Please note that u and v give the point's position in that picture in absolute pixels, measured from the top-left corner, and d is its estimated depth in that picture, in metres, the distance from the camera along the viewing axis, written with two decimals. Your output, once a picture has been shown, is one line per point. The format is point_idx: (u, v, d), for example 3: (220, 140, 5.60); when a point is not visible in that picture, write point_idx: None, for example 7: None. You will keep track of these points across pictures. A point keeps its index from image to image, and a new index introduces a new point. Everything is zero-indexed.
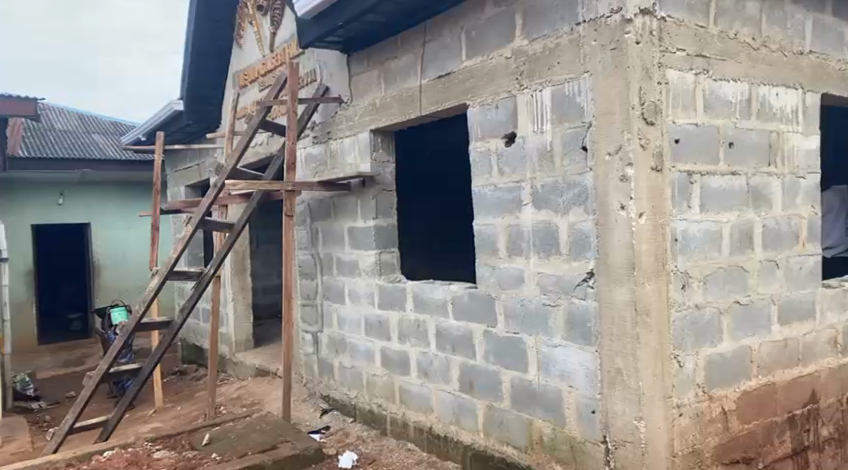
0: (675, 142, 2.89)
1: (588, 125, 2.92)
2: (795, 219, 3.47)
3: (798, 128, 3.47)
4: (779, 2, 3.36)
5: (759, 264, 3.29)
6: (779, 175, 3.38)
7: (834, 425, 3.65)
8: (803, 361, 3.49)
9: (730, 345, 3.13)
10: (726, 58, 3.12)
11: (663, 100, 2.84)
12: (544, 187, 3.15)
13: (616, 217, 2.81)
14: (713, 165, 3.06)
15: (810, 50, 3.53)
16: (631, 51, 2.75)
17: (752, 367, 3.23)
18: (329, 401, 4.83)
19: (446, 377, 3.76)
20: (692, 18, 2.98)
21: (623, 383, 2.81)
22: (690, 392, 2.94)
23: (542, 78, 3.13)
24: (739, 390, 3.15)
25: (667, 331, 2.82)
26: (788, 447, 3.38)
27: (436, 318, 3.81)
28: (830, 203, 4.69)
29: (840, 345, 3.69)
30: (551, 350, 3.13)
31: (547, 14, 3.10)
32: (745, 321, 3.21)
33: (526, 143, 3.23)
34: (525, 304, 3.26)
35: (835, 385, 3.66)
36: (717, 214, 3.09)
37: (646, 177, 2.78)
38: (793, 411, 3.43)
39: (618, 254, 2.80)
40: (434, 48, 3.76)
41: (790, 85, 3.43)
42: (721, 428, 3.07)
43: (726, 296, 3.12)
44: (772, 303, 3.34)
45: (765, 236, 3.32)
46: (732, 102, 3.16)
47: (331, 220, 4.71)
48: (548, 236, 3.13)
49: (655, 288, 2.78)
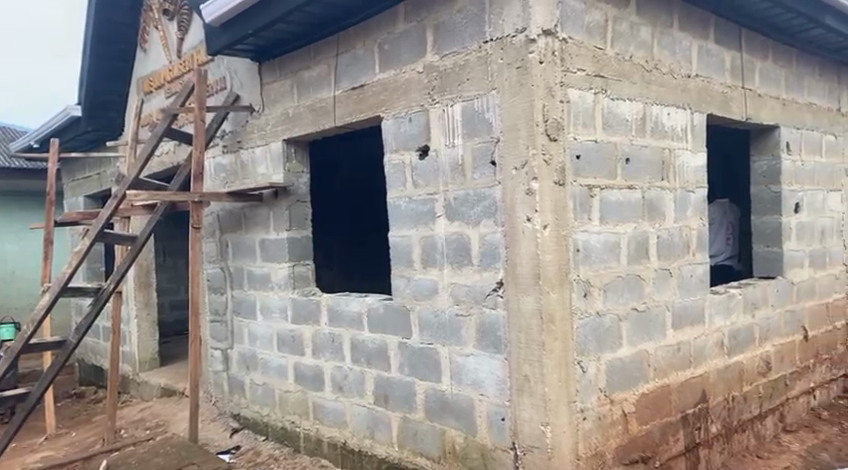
0: (575, 158, 3.04)
1: (496, 140, 3.02)
2: (686, 229, 3.72)
3: (687, 145, 3.74)
4: (669, 29, 3.62)
5: (655, 272, 3.50)
6: (671, 189, 3.63)
7: (721, 422, 3.93)
8: (694, 362, 3.74)
9: (629, 350, 3.30)
10: (622, 79, 3.33)
11: (565, 118, 2.97)
12: (456, 199, 3.21)
13: (523, 228, 2.90)
14: (611, 179, 3.24)
15: (696, 74, 3.82)
16: (535, 70, 2.87)
17: (649, 370, 3.43)
18: (239, 420, 4.67)
19: (360, 390, 3.74)
20: (591, 41, 3.15)
21: (531, 390, 2.89)
22: (592, 396, 3.07)
23: (453, 94, 3.21)
24: (637, 392, 3.33)
25: (570, 338, 2.95)
26: (681, 445, 3.61)
27: (351, 331, 3.78)
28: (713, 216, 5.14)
29: (726, 347, 3.99)
30: (463, 360, 3.18)
31: (457, 31, 3.18)
32: (643, 326, 3.40)
33: (439, 156, 3.29)
34: (439, 314, 3.30)
35: (722, 384, 3.95)
36: (616, 226, 3.27)
37: (550, 191, 2.89)
38: (686, 411, 3.66)
39: (525, 265, 2.90)
40: (347, 59, 3.76)
41: (680, 106, 3.70)
42: (622, 429, 3.23)
43: (625, 303, 3.29)
44: (665, 310, 3.56)
45: (659, 246, 3.54)
46: (628, 120, 3.36)
47: (242, 232, 4.58)
48: (461, 247, 3.19)
49: (559, 297, 2.90)
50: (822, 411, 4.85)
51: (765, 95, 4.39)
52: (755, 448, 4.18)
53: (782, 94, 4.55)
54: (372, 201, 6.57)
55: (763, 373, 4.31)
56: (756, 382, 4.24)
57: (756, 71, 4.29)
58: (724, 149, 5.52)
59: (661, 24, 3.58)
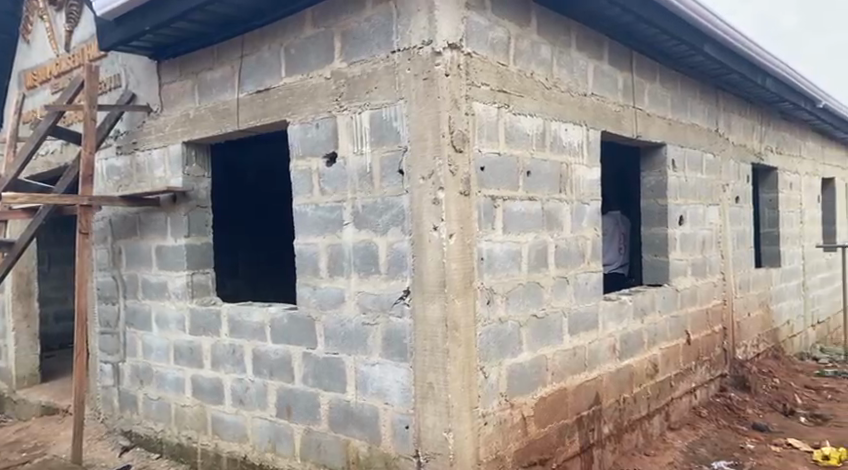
0: (480, 169, 3.11)
1: (404, 149, 3.03)
2: (583, 239, 3.90)
3: (583, 160, 3.93)
4: (567, 49, 3.80)
5: (553, 280, 3.64)
6: (569, 201, 3.79)
7: (614, 422, 4.13)
8: (589, 366, 3.92)
9: (529, 355, 3.41)
10: (524, 95, 3.45)
11: (470, 130, 3.04)
12: (363, 207, 3.20)
13: (429, 237, 2.93)
14: (513, 191, 3.35)
15: (592, 92, 4.02)
16: (441, 82, 2.90)
17: (547, 374, 3.55)
18: (130, 438, 4.40)
19: (262, 403, 3.62)
20: (495, 56, 3.24)
21: (435, 397, 2.91)
22: (494, 402, 3.14)
23: (360, 101, 3.20)
24: (536, 397, 3.44)
25: (473, 345, 3.00)
26: (577, 446, 3.76)
27: (253, 342, 3.66)
28: (607, 227, 5.47)
29: (618, 351, 4.21)
30: (369, 369, 3.16)
31: (364, 39, 3.17)
32: (542, 333, 3.52)
33: (347, 164, 3.27)
34: (345, 324, 3.27)
35: (614, 386, 4.16)
36: (518, 235, 3.37)
37: (455, 201, 2.94)
38: (581, 412, 3.82)
39: (431, 273, 2.93)
40: (251, 62, 3.66)
41: (577, 122, 3.88)
42: (521, 433, 3.32)
43: (525, 310, 3.40)
44: (563, 316, 3.70)
45: (557, 255, 3.68)
46: (530, 134, 3.49)
47: (136, 238, 4.34)
48: (368, 256, 3.18)
49: (464, 304, 2.95)
50: (702, 409, 5.22)
51: (653, 115, 4.68)
52: (644, 446, 4.42)
53: (668, 114, 4.88)
54: (276, 206, 6.40)
55: (650, 375, 4.57)
56: (644, 384, 4.50)
57: (645, 91, 4.58)
58: (621, 164, 5.94)
59: (560, 44, 3.74)
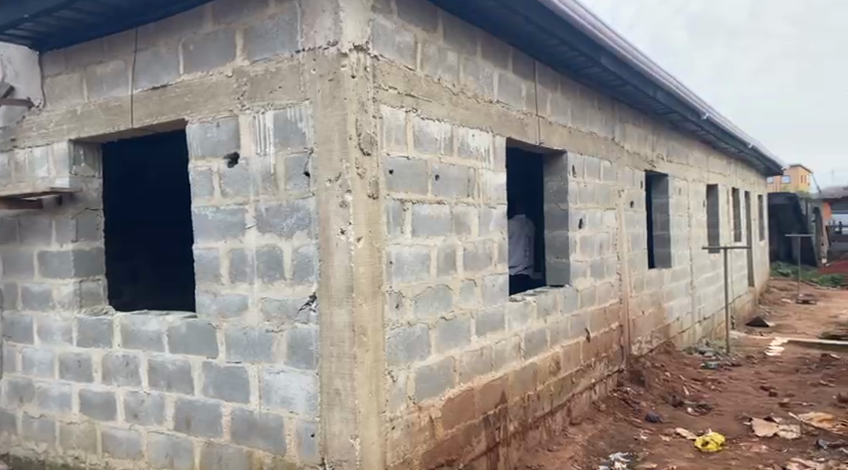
0: (388, 173, 3.10)
1: (310, 151, 2.96)
2: (489, 243, 3.97)
3: (489, 165, 3.99)
4: (473, 56, 3.85)
5: (461, 283, 3.67)
6: (476, 205, 3.84)
7: (518, 419, 4.22)
8: (495, 366, 3.98)
9: (437, 357, 3.42)
10: (431, 99, 3.46)
11: (377, 133, 3.01)
12: (267, 210, 3.10)
13: (337, 241, 2.87)
14: (422, 194, 3.35)
15: (497, 99, 4.10)
16: (348, 83, 2.85)
17: (455, 375, 3.58)
18: (9, 460, 4.06)
19: (158, 416, 3.43)
20: (402, 60, 3.23)
21: (341, 403, 2.85)
22: (402, 405, 3.13)
23: (264, 101, 3.10)
24: (443, 398, 3.45)
25: (381, 349, 2.97)
26: (483, 445, 3.81)
27: (149, 353, 3.47)
28: (513, 230, 5.68)
29: (523, 350, 4.32)
30: (273, 378, 3.06)
31: (267, 38, 3.08)
32: (450, 335, 3.55)
33: (250, 165, 3.16)
34: (248, 332, 3.15)
35: (519, 385, 4.26)
36: (426, 238, 3.38)
37: (363, 204, 2.90)
38: (487, 412, 3.87)
39: (338, 278, 2.87)
40: (146, 57, 3.47)
41: (483, 128, 3.94)
42: (428, 435, 3.33)
43: (433, 313, 3.40)
44: (470, 318, 3.75)
45: (465, 258, 3.72)
46: (437, 139, 3.50)
47: (15, 244, 4.01)
48: (272, 261, 3.08)
49: (371, 309, 2.91)
50: (600, 403, 5.44)
51: (555, 123, 4.84)
52: (547, 442, 4.55)
53: (569, 122, 5.06)
54: (175, 207, 6.19)
55: (553, 372, 4.72)
56: (547, 381, 4.63)
57: (547, 100, 4.72)
58: (528, 169, 6.14)
59: (467, 51, 3.79)
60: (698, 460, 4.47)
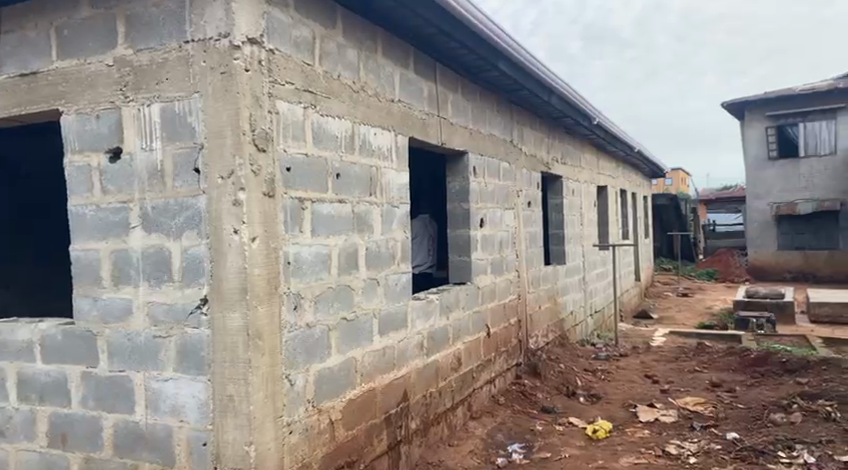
0: (285, 170, 3.01)
1: (200, 147, 2.82)
2: (392, 242, 3.94)
3: (392, 165, 3.97)
4: (374, 54, 3.81)
5: (363, 283, 3.63)
6: (378, 204, 3.81)
7: (420, 417, 4.23)
8: (397, 365, 3.96)
9: (338, 358, 3.36)
10: (330, 96, 3.39)
11: (273, 129, 2.92)
12: (154, 209, 2.93)
13: (230, 241, 2.75)
14: (321, 193, 3.27)
15: (398, 99, 4.09)
16: (241, 77, 2.74)
17: (356, 376, 3.53)
18: None
19: (30, 433, 3.17)
20: (299, 56, 3.15)
21: (235, 409, 2.74)
22: (300, 408, 3.05)
23: (149, 92, 2.92)
24: (344, 399, 3.40)
25: (278, 353, 2.88)
26: (384, 444, 3.78)
27: (19, 364, 3.20)
28: (417, 231, 5.78)
29: (425, 348, 4.33)
30: (161, 386, 2.89)
31: (153, 26, 2.90)
32: (351, 336, 3.49)
33: (134, 161, 2.97)
34: (133, 338, 2.97)
35: (421, 382, 4.26)
36: (326, 238, 3.30)
37: (258, 203, 2.79)
38: (389, 411, 3.85)
39: (231, 280, 2.75)
40: (14, 41, 3.20)
41: (385, 127, 3.91)
42: (328, 438, 3.26)
43: (334, 314, 3.34)
44: (372, 317, 3.71)
45: (367, 257, 3.68)
46: (337, 136, 3.44)
47: None
48: (159, 263, 2.92)
49: (267, 311, 2.82)
50: (499, 397, 5.56)
51: (456, 124, 4.89)
52: (448, 438, 4.58)
53: (469, 123, 5.12)
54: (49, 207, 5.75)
55: (454, 368, 4.76)
56: (449, 377, 4.67)
57: (448, 101, 4.76)
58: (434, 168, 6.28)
59: (367, 49, 3.75)
60: (588, 447, 4.65)
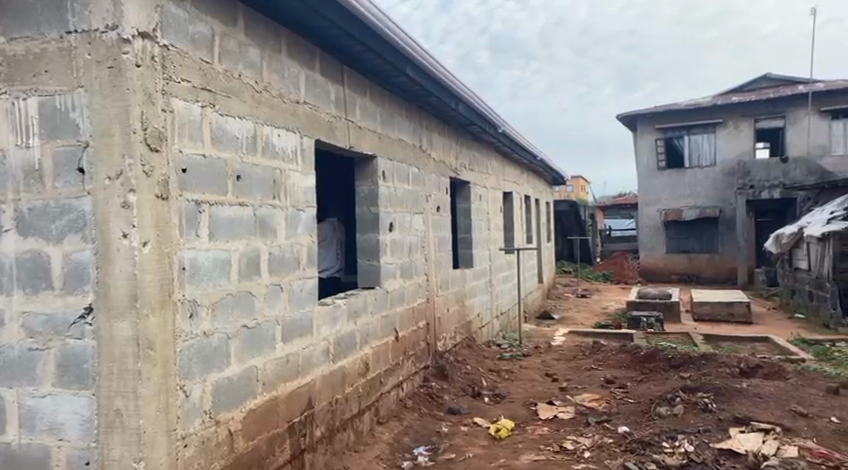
0: (181, 172, 2.88)
1: (85, 144, 2.64)
2: (297, 246, 3.86)
3: (297, 167, 3.89)
4: (277, 54, 3.72)
5: (265, 288, 3.53)
6: (282, 208, 3.71)
7: (325, 424, 4.16)
8: (302, 373, 3.88)
9: (238, 367, 3.24)
10: (230, 96, 3.27)
11: (167, 128, 2.79)
12: (31, 211, 2.73)
13: (118, 246, 2.59)
14: (221, 195, 3.16)
15: (304, 101, 4.01)
16: (130, 73, 2.59)
17: (257, 385, 3.41)
18: None
19: None
20: (197, 52, 3.02)
21: (123, 425, 2.58)
22: (196, 420, 2.92)
23: (25, 85, 2.73)
24: (244, 409, 3.28)
25: (171, 364, 2.74)
26: (287, 454, 3.68)
27: None
28: (324, 234, 5.74)
29: (332, 354, 4.27)
30: (38, 402, 2.70)
31: (30, 14, 2.71)
32: (252, 343, 3.38)
33: (7, 159, 2.76)
34: (5, 351, 2.76)
35: (327, 388, 4.19)
36: (226, 242, 3.19)
37: (150, 205, 2.65)
38: (292, 420, 3.75)
39: (120, 286, 2.59)
40: None
41: (290, 129, 3.83)
42: (227, 450, 3.13)
43: (234, 321, 3.23)
44: (276, 324, 3.61)
45: (270, 262, 3.58)
46: (238, 137, 3.33)
47: None
48: (36, 269, 2.72)
49: (160, 320, 2.68)
50: (407, 401, 5.55)
51: (364, 128, 4.85)
52: (354, 444, 4.53)
53: (377, 127, 5.10)
54: None
55: (361, 374, 4.71)
56: (356, 383, 4.62)
57: (356, 104, 4.72)
58: (340, 166, 6.17)
59: (270, 49, 3.65)
60: (491, 446, 4.73)
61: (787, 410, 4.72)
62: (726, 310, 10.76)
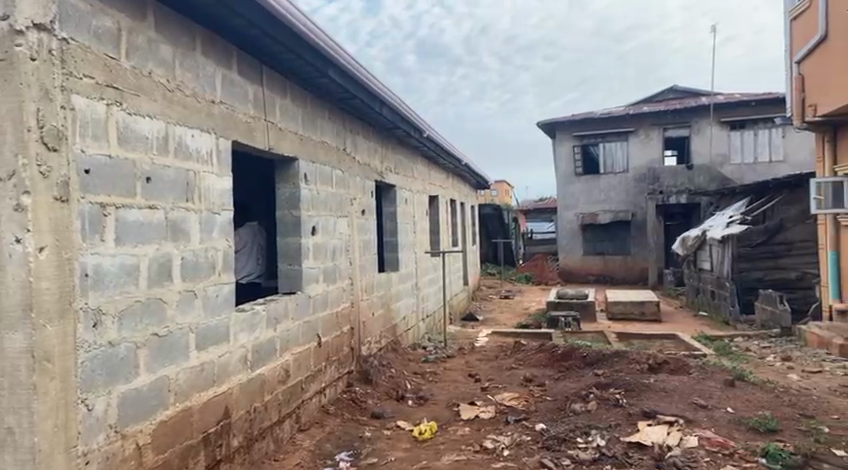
0: (84, 172, 2.74)
1: None
2: (212, 251, 3.73)
3: (212, 169, 3.76)
4: (191, 52, 3.58)
5: (177, 295, 3.39)
6: (196, 210, 3.59)
7: (244, 433, 4.04)
8: (218, 382, 3.75)
9: (148, 377, 3.10)
10: (139, 94, 3.14)
11: (67, 126, 2.65)
12: None
13: (11, 251, 2.46)
14: (128, 197, 3.01)
15: (220, 101, 3.89)
16: (23, 66, 2.46)
17: (169, 396, 3.28)
18: None
19: None
20: (101, 47, 2.88)
21: (14, 443, 2.48)
22: (101, 436, 2.77)
23: None
24: (154, 421, 3.14)
25: (70, 378, 2.59)
26: (202, 466, 3.54)
27: None
28: (243, 239, 5.59)
29: (250, 361, 4.15)
30: None
31: None
32: (162, 353, 3.24)
33: None
34: None
35: (245, 397, 4.07)
36: (135, 247, 3.05)
37: (46, 209, 2.51)
38: (207, 430, 3.61)
39: (11, 294, 2.45)
40: None
41: (204, 129, 3.69)
42: (135, 464, 3.00)
43: (143, 330, 3.08)
44: (189, 331, 3.48)
45: (183, 268, 3.45)
46: (148, 137, 3.19)
47: None
48: None
49: (58, 331, 2.54)
50: (329, 407, 5.47)
51: (285, 129, 4.75)
52: (273, 452, 4.42)
53: (299, 129, 5.01)
54: None
55: (281, 381, 4.61)
56: (275, 391, 4.51)
57: (276, 105, 4.63)
58: (259, 166, 6.02)
59: (183, 47, 3.51)
60: (413, 449, 4.73)
61: (689, 402, 4.95)
62: (638, 309, 11.23)
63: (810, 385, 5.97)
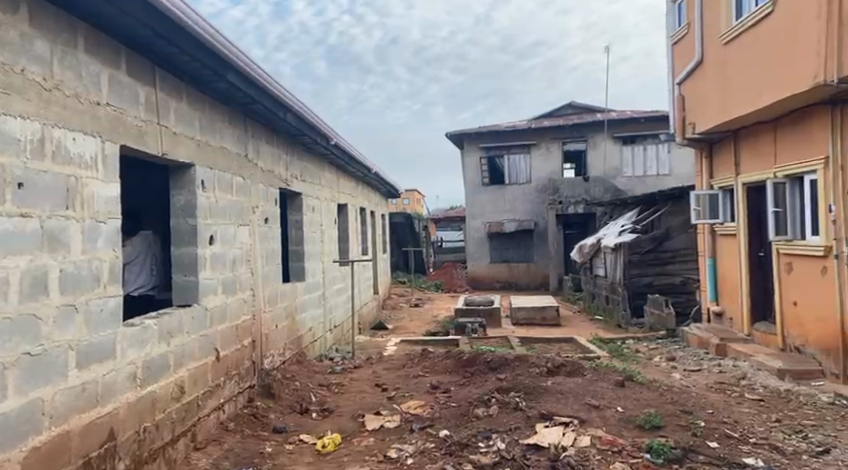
0: None
1: None
2: (96, 262, 3.49)
3: (97, 175, 3.53)
4: (72, 49, 3.36)
5: (55, 310, 3.15)
6: (77, 219, 3.35)
7: (131, 456, 3.79)
8: (101, 402, 3.50)
9: (17, 400, 2.87)
10: (10, 93, 2.91)
11: None
12: None
13: None
14: None
15: (106, 103, 3.66)
16: None
17: (43, 420, 3.03)
18: None
19: None
20: None
21: None
22: None
23: None
24: (24, 448, 2.89)
25: None
26: None
27: None
28: (134, 251, 5.23)
29: (139, 379, 3.91)
30: None
31: None
32: (37, 373, 3.00)
33: None
34: None
35: (134, 416, 3.84)
36: (3, 260, 2.84)
37: None
38: (89, 455, 3.36)
39: None
40: None
41: (88, 132, 3.46)
42: None
43: (12, 349, 2.85)
44: (69, 349, 3.23)
45: (62, 280, 3.22)
46: (20, 140, 2.96)
47: None
48: None
49: None
50: (228, 423, 5.26)
51: (180, 134, 4.54)
52: None
53: (195, 134, 4.80)
54: None
55: (175, 398, 4.38)
56: (168, 408, 4.28)
57: (170, 109, 4.41)
58: (152, 172, 5.74)
59: (63, 43, 3.29)
60: (315, 462, 4.62)
61: (584, 403, 5.11)
62: (540, 315, 11.56)
63: (691, 383, 6.33)
